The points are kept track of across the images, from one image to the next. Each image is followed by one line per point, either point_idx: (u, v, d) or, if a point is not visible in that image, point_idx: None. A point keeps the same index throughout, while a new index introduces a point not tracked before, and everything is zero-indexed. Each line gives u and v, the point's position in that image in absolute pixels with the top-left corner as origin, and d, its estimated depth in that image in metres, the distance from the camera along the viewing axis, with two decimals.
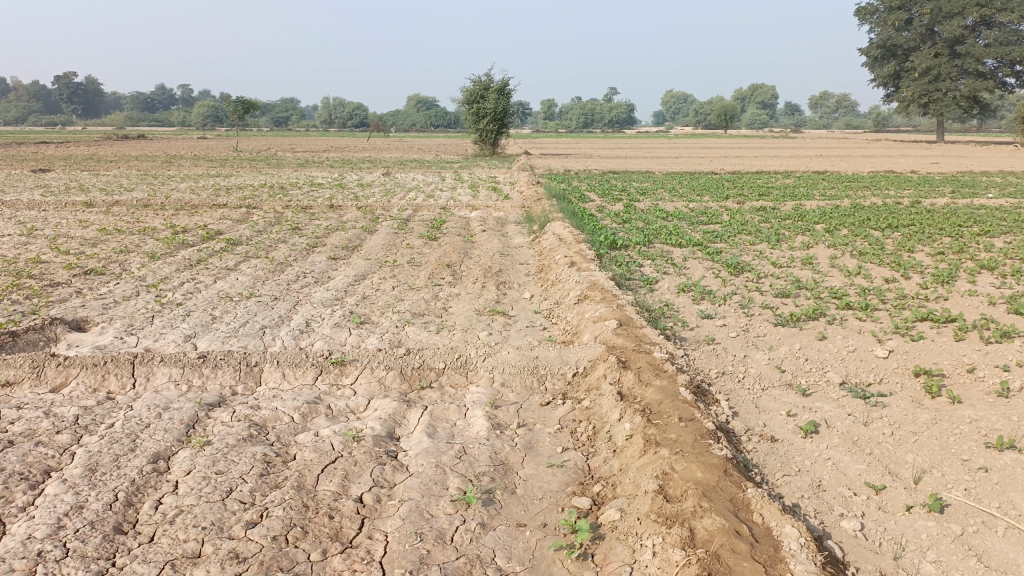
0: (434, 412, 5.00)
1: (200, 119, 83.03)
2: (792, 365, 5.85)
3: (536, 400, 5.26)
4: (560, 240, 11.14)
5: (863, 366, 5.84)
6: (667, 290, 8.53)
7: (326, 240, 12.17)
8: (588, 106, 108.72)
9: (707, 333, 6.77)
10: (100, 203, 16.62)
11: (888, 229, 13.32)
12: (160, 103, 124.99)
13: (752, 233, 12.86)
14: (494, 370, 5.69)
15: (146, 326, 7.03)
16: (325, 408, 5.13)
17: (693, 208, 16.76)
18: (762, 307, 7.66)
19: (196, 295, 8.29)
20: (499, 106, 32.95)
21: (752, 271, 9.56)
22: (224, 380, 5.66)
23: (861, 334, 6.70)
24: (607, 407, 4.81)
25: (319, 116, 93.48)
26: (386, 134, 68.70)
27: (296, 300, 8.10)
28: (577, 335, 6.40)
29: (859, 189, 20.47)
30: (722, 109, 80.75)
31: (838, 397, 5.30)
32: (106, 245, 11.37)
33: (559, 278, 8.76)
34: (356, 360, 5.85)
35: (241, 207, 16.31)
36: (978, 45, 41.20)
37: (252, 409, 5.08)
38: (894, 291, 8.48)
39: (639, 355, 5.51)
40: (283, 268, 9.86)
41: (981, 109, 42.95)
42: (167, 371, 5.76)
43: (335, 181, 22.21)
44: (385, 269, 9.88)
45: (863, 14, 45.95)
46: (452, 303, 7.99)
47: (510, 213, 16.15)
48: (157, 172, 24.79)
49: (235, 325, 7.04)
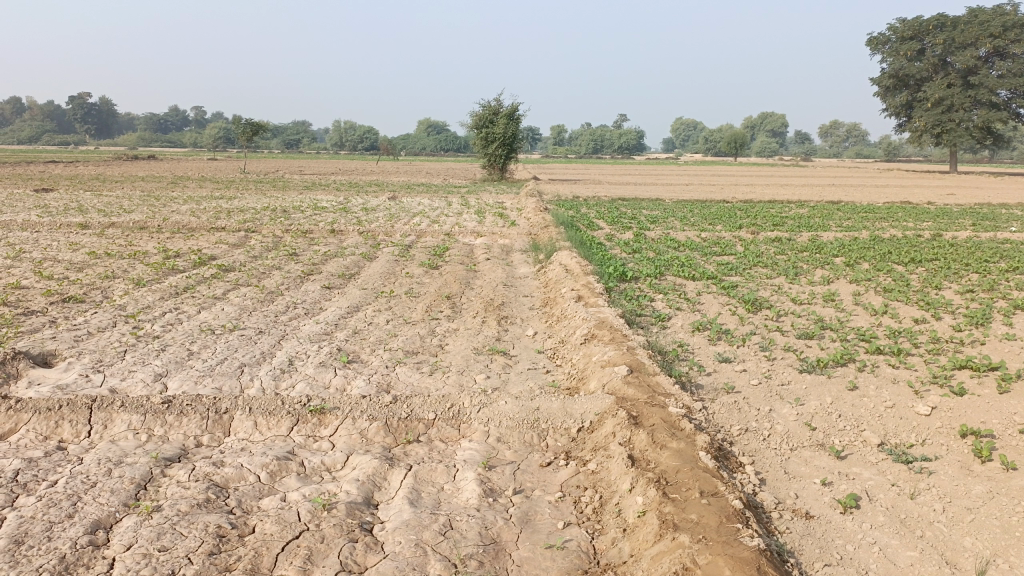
0: (419, 473, 4.40)
1: (211, 140, 83.29)
2: (823, 423, 5.23)
3: (535, 460, 4.64)
4: (567, 271, 10.60)
5: (902, 425, 5.22)
6: (680, 328, 7.94)
7: (322, 267, 11.65)
8: (598, 132, 108.66)
9: (725, 379, 6.18)
10: (96, 225, 16.18)
11: (912, 264, 12.69)
12: (173, 124, 126.05)
13: (767, 267, 12.26)
14: (490, 423, 5.08)
15: (115, 363, 6.47)
16: (297, 466, 4.54)
17: (705, 237, 16.20)
18: (785, 351, 7.05)
19: (176, 327, 7.75)
20: (508, 131, 32.55)
21: (771, 308, 8.97)
22: (188, 430, 5.08)
23: (896, 384, 6.09)
24: (616, 474, 4.20)
25: (330, 138, 93.63)
26: (395, 157, 68.50)
27: (282, 334, 7.54)
28: (583, 382, 5.80)
29: (876, 221, 19.84)
30: (731, 138, 80.56)
31: (877, 462, 4.70)
32: (92, 270, 10.87)
33: (565, 314, 8.20)
34: (337, 409, 5.28)
35: (239, 231, 15.82)
36: (992, 76, 40.66)
37: (214, 466, 4.49)
38: (926, 333, 7.87)
39: (652, 410, 4.90)
40: (273, 297, 9.33)
41: (995, 140, 42.36)
42: (127, 418, 5.18)
43: (339, 205, 21.72)
44: (380, 300, 9.32)
45: (875, 44, 45.61)
46: (449, 340, 7.42)
47: (515, 241, 15.60)
48: (161, 193, 24.47)
49: (211, 363, 6.48)
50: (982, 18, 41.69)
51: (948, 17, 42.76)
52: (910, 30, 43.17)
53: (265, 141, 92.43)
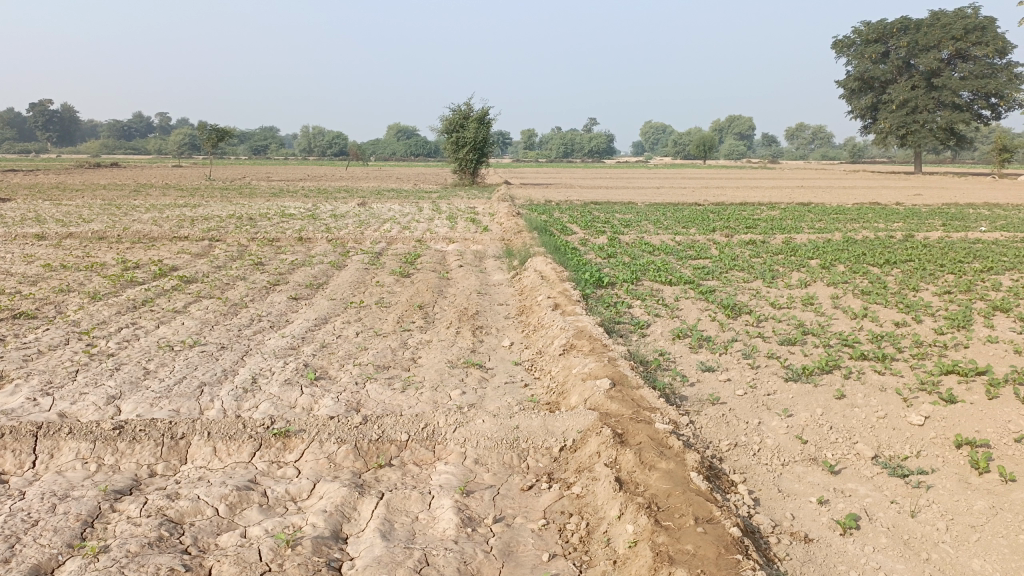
0: (391, 502, 4.10)
1: (176, 146, 81.92)
2: (815, 435, 5.02)
3: (516, 483, 4.36)
4: (543, 278, 10.35)
5: (895, 436, 5.03)
6: (660, 336, 7.71)
7: (289, 277, 11.27)
8: (568, 136, 108.88)
9: (710, 390, 5.95)
10: (53, 236, 15.60)
11: (887, 266, 12.64)
12: (137, 131, 124.00)
13: (744, 270, 12.12)
14: (467, 444, 4.79)
15: (65, 385, 6.07)
16: (259, 496, 4.21)
17: (680, 241, 16.04)
18: (768, 358, 6.85)
19: (133, 344, 7.34)
20: (479, 135, 32.28)
21: (751, 312, 8.80)
22: (141, 458, 4.72)
23: (885, 392, 5.91)
24: (603, 498, 3.93)
25: (298, 144, 92.60)
26: (364, 162, 67.93)
27: (246, 350, 7.18)
28: (564, 396, 5.53)
29: (847, 222, 19.89)
30: (701, 141, 81.23)
31: (873, 476, 4.50)
32: (46, 284, 10.38)
33: (542, 323, 7.94)
34: (303, 431, 4.95)
35: (203, 240, 15.36)
36: (954, 78, 41.21)
37: (168, 499, 4.14)
38: (909, 337, 7.73)
39: (638, 427, 4.64)
40: (238, 310, 8.96)
41: (958, 141, 42.99)
42: (75, 446, 4.81)
43: (307, 211, 21.29)
44: (350, 311, 8.97)
45: (841, 46, 46.11)
46: (422, 352, 7.12)
47: (489, 247, 15.34)
48: (123, 202, 23.80)
49: (170, 383, 6.11)
50: (944, 21, 42.27)
51: (911, 20, 43.36)
52: (874, 33, 43.77)
53: (232, 147, 91.11)
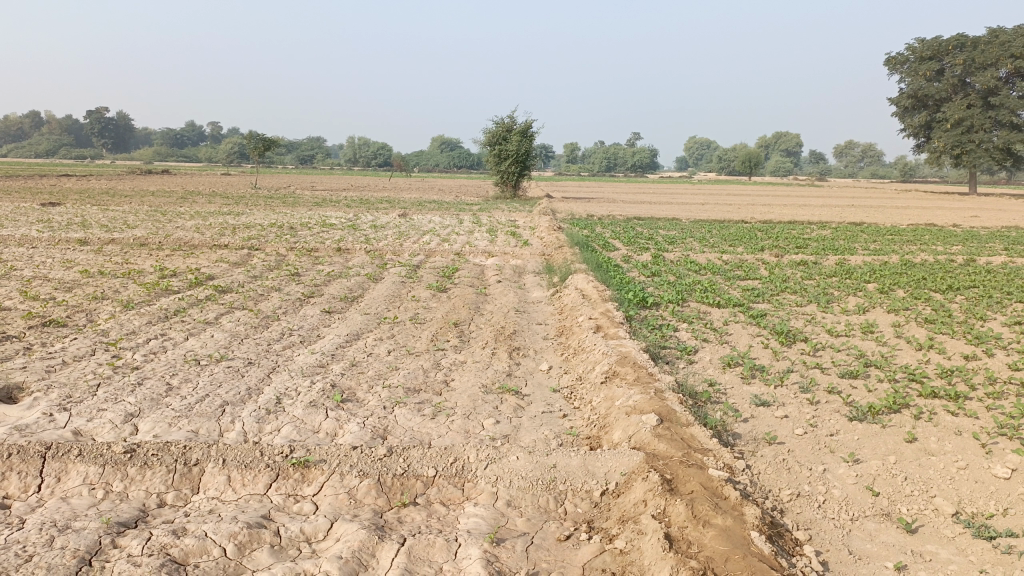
0: (414, 549, 3.69)
1: (225, 155, 83.42)
2: (887, 487, 4.52)
3: (552, 532, 3.93)
4: (584, 296, 9.94)
5: (978, 490, 4.48)
6: (709, 364, 7.22)
7: (324, 289, 11.02)
8: (611, 151, 108.33)
9: (765, 428, 5.45)
10: (95, 241, 15.65)
11: (949, 292, 11.95)
12: (188, 139, 126.90)
13: (796, 293, 11.54)
14: (499, 483, 4.39)
15: (84, 400, 5.81)
16: (271, 536, 3.85)
17: (727, 260, 15.44)
18: (829, 393, 6.31)
19: (159, 357, 7.10)
20: (522, 148, 31.96)
21: (806, 340, 8.26)
22: (151, 486, 4.42)
23: (961, 436, 5.34)
24: (650, 558, 3.49)
25: (343, 154, 93.59)
26: (407, 172, 68.33)
27: (273, 366, 6.89)
28: (605, 432, 5.10)
29: (903, 244, 19.13)
30: (746, 156, 80.01)
31: (955, 537, 3.98)
32: (81, 291, 10.28)
33: (583, 346, 7.51)
34: (323, 462, 4.61)
35: (242, 248, 15.26)
36: (1013, 96, 39.74)
37: (173, 536, 3.79)
38: (983, 372, 7.11)
39: (689, 472, 4.19)
40: (269, 322, 8.71)
41: (1015, 162, 41.43)
42: (84, 470, 4.52)
43: (348, 221, 21.19)
44: (383, 327, 8.64)
45: (894, 63, 45.06)
46: (456, 375, 6.74)
47: (529, 262, 15.00)
48: (168, 208, 24.01)
49: (190, 401, 5.80)
50: (1003, 38, 40.83)
51: (969, 37, 42.04)
52: (929, 50, 42.64)
53: (279, 156, 92.51)
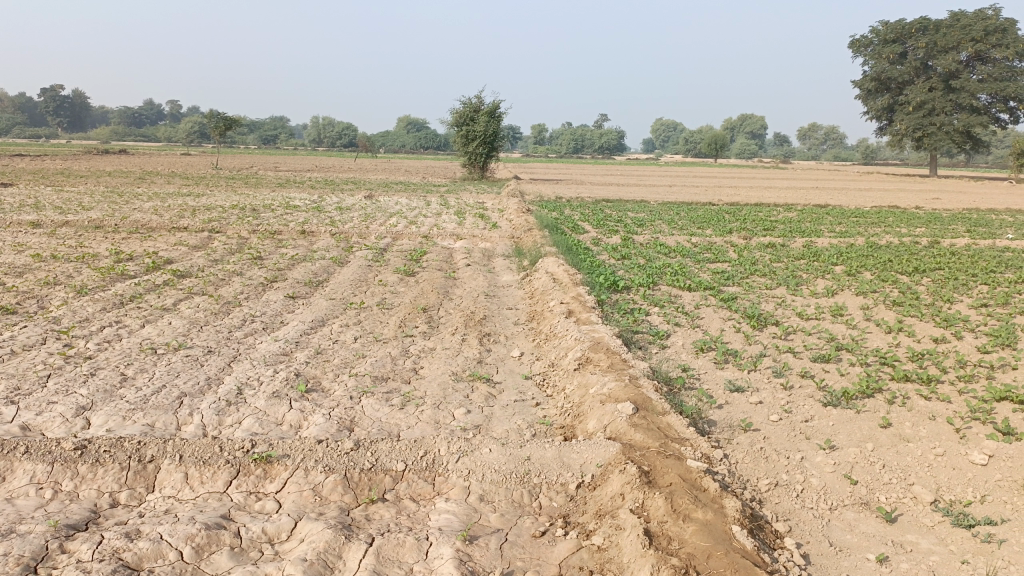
0: (382, 549, 3.52)
1: (186, 135, 81.52)
2: (864, 475, 4.46)
3: (527, 528, 3.80)
4: (555, 280, 9.79)
5: (955, 477, 4.43)
6: (682, 349, 7.13)
7: (288, 273, 10.71)
8: (579, 133, 108.09)
9: (741, 415, 5.36)
10: (48, 223, 15.09)
11: (916, 274, 12.03)
12: (147, 118, 123.92)
13: (766, 276, 11.52)
14: (471, 476, 4.24)
15: (33, 392, 5.52)
16: (232, 537, 3.65)
17: (697, 243, 15.42)
18: (802, 378, 6.25)
19: (114, 346, 6.79)
20: (489, 129, 31.61)
21: (778, 323, 8.21)
22: (103, 485, 4.18)
23: (935, 422, 5.31)
24: (629, 554, 3.37)
25: (307, 135, 92.07)
26: (371, 154, 67.40)
27: (234, 355, 6.63)
28: (580, 422, 4.97)
29: (868, 226, 19.30)
30: (712, 139, 80.41)
31: (934, 527, 3.92)
32: (32, 276, 9.85)
33: (555, 331, 7.37)
34: (286, 457, 4.42)
35: (202, 231, 14.81)
36: (972, 80, 40.35)
37: (126, 539, 3.56)
38: (953, 355, 7.10)
39: (667, 464, 4.09)
40: (230, 308, 8.42)
41: (974, 145, 42.14)
42: (30, 468, 4.26)
43: (313, 203, 20.74)
44: (349, 313, 8.40)
45: (857, 46, 45.46)
46: (425, 363, 6.56)
47: (498, 245, 14.80)
48: (125, 190, 23.31)
49: (147, 393, 5.54)
50: (964, 22, 41.35)
51: (931, 21, 42.51)
52: (892, 33, 43.03)
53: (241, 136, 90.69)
